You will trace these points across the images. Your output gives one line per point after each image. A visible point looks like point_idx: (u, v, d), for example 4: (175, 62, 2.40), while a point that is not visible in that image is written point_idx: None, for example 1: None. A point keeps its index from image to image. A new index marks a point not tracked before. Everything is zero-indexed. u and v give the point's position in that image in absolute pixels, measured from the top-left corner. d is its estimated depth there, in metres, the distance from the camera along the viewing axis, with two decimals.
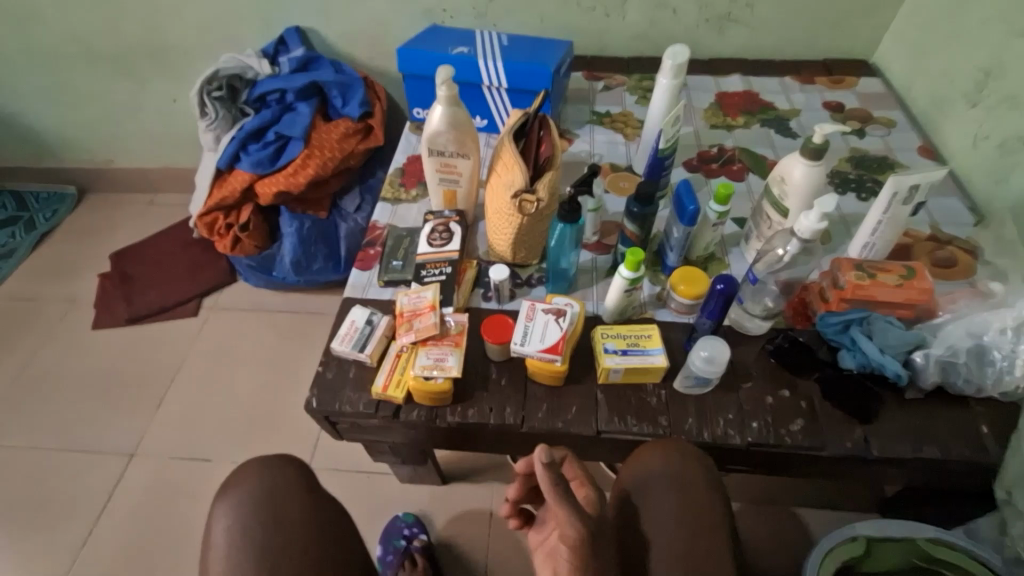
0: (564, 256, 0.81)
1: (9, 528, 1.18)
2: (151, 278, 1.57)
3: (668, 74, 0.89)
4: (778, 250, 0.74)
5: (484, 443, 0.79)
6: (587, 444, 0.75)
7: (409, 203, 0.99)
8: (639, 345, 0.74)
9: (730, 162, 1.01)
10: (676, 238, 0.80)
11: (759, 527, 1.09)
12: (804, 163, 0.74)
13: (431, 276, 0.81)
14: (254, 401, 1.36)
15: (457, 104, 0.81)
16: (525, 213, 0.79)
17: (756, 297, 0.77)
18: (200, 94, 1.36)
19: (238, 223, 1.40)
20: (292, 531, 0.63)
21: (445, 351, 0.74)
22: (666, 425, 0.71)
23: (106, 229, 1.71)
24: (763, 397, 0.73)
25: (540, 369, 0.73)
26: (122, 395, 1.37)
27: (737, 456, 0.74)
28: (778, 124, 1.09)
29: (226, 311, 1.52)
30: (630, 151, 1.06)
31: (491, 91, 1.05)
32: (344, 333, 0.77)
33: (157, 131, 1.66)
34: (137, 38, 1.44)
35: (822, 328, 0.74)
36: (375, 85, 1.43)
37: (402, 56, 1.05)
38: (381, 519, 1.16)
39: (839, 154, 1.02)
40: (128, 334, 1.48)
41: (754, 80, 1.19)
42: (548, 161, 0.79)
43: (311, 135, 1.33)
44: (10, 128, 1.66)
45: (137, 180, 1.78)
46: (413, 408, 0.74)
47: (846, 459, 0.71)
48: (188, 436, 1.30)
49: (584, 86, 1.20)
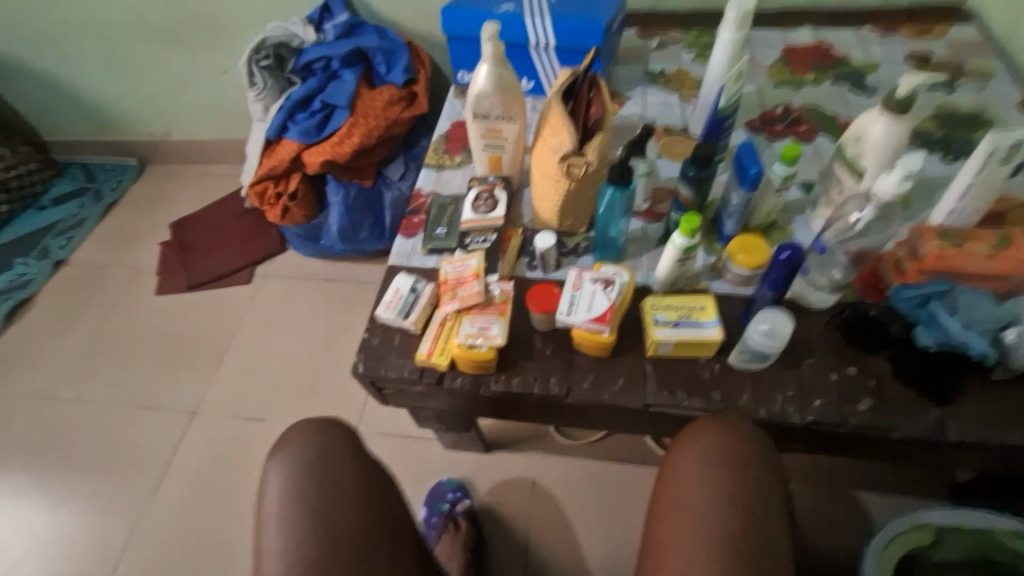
0: (613, 224, 0.78)
1: (87, 476, 1.28)
2: (208, 246, 1.64)
3: (731, 25, 0.81)
4: (851, 216, 0.68)
5: (528, 413, 0.78)
6: (634, 417, 0.73)
7: (454, 169, 0.97)
8: (692, 316, 0.70)
9: (796, 123, 0.94)
10: (735, 204, 0.75)
11: (815, 508, 1.04)
12: (885, 119, 0.68)
13: (475, 243, 0.81)
14: (306, 366, 1.40)
15: (503, 63, 0.78)
16: (573, 177, 0.76)
17: (823, 268, 0.71)
18: (249, 63, 1.37)
19: (287, 193, 1.42)
20: (341, 490, 0.64)
21: (489, 320, 0.73)
22: (720, 400, 0.69)
23: (167, 199, 1.78)
24: (826, 374, 0.69)
25: (586, 339, 0.70)
26: (185, 358, 1.44)
27: (796, 435, 0.70)
28: (852, 80, 0.99)
29: (278, 279, 1.57)
30: (686, 113, 1.00)
31: (538, 50, 1.01)
32: (389, 300, 0.77)
33: (210, 102, 1.70)
34: (188, 9, 1.46)
35: (897, 301, 0.67)
36: (419, 50, 1.41)
37: (447, 17, 1.01)
38: (427, 482, 1.19)
39: (924, 111, 0.92)
40: (187, 300, 1.55)
41: (827, 32, 1.08)
42: (598, 122, 0.75)
43: (356, 103, 1.33)
44: (76, 102, 1.74)
45: (193, 151, 1.84)
46: (457, 375, 0.74)
47: (917, 443, 0.66)
48: (245, 398, 1.37)
49: (637, 44, 1.13)
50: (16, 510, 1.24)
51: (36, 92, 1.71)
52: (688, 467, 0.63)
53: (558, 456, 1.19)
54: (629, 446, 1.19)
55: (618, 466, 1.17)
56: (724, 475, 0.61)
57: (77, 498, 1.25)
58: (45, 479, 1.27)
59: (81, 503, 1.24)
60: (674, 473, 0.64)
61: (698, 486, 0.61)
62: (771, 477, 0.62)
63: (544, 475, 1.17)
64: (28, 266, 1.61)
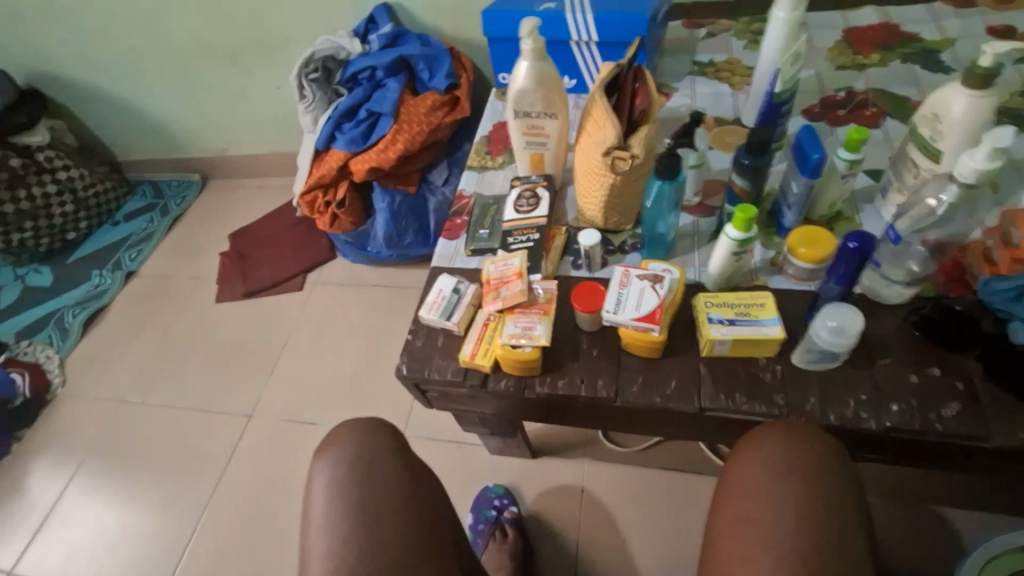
0: (662, 219, 0.74)
1: (154, 475, 1.34)
2: (264, 255, 1.70)
3: (785, 5, 0.76)
4: (930, 200, 0.62)
5: (575, 417, 0.75)
6: (688, 422, 0.69)
7: (496, 170, 0.96)
8: (750, 314, 0.66)
9: (861, 107, 0.87)
10: (795, 194, 0.70)
11: (893, 526, 0.96)
12: (966, 93, 0.62)
13: (518, 243, 0.78)
14: (355, 370, 1.43)
15: (544, 58, 0.76)
16: (618, 172, 0.73)
17: (898, 261, 0.66)
18: (299, 77, 1.42)
19: (335, 201, 1.45)
20: (385, 492, 0.63)
21: (533, 319, 0.71)
22: (783, 404, 0.63)
23: (226, 212, 1.87)
24: (904, 376, 0.62)
25: (635, 339, 0.67)
26: (242, 363, 1.50)
27: (871, 444, 0.64)
28: (924, 59, 0.92)
29: (328, 286, 1.61)
30: (737, 102, 0.95)
31: (580, 46, 0.99)
32: (432, 301, 0.76)
33: (264, 118, 1.77)
34: (243, 29, 1.53)
35: (986, 294, 0.61)
36: (461, 55, 1.42)
37: (487, 18, 1.01)
38: (474, 488, 1.18)
39: (1011, 85, 0.83)
40: (244, 307, 1.61)
41: (894, 9, 1.01)
42: (644, 114, 0.72)
43: (400, 110, 1.35)
44: (145, 124, 1.86)
45: (249, 165, 1.92)
46: (501, 376, 0.72)
47: (1017, 454, 0.59)
48: (298, 402, 1.40)
49: (684, 35, 1.09)
50: (90, 507, 1.31)
51: (110, 116, 1.84)
52: (755, 477, 0.58)
53: (608, 463, 1.15)
54: (683, 453, 1.14)
55: (672, 475, 1.12)
56: (796, 488, 0.56)
57: (144, 497, 1.31)
58: (117, 477, 1.35)
59: (148, 501, 1.31)
60: (738, 482, 0.59)
61: (768, 499, 0.56)
62: (849, 493, 0.56)
63: (593, 482, 1.14)
64: (104, 278, 1.72)
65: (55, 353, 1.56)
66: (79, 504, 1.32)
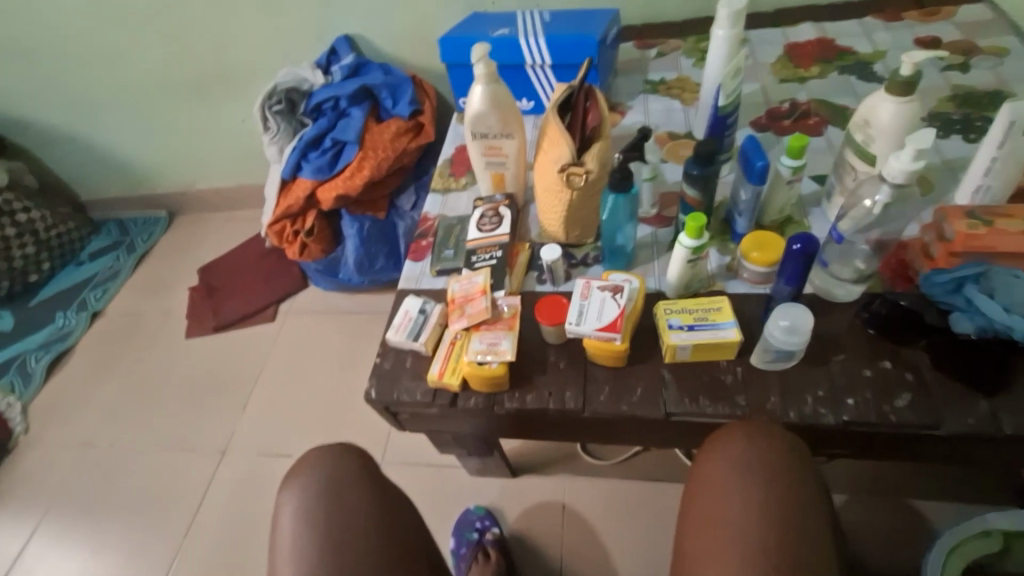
0: (620, 230, 0.76)
1: (122, 521, 1.29)
2: (234, 288, 1.68)
3: (724, 23, 0.80)
4: (866, 202, 0.64)
5: (547, 431, 0.75)
6: (657, 429, 0.70)
7: (459, 191, 0.98)
8: (708, 319, 0.67)
9: (805, 117, 0.91)
10: (745, 201, 0.73)
11: (867, 520, 0.97)
12: (892, 100, 0.66)
13: (482, 261, 0.79)
14: (331, 398, 1.41)
15: (496, 81, 0.79)
16: (575, 187, 0.75)
17: (845, 259, 0.68)
18: (262, 109, 1.43)
19: (304, 229, 1.44)
20: (355, 518, 0.62)
21: (498, 335, 0.72)
22: (746, 405, 0.65)
23: (194, 247, 1.85)
24: (858, 370, 0.64)
25: (599, 349, 0.68)
26: (214, 397, 1.47)
27: (833, 439, 0.65)
28: (859, 70, 0.97)
29: (301, 315, 1.60)
30: (688, 116, 0.99)
31: (535, 69, 1.02)
32: (399, 323, 0.77)
33: (231, 151, 1.77)
34: (206, 63, 1.54)
35: (929, 289, 0.64)
36: (423, 83, 1.45)
37: (444, 46, 1.04)
38: (455, 511, 1.16)
39: (939, 92, 0.89)
40: (215, 342, 1.58)
41: (828, 25, 1.07)
42: (596, 131, 0.74)
43: (365, 137, 1.36)
44: (109, 162, 1.84)
45: (217, 199, 1.91)
46: (470, 394, 0.72)
47: (970, 440, 0.60)
48: (272, 435, 1.37)
49: (636, 56, 1.14)
50: (54, 559, 1.25)
51: (72, 155, 1.82)
52: (722, 478, 0.59)
53: (588, 478, 1.15)
54: (661, 462, 1.14)
55: (653, 485, 1.12)
56: (757, 487, 0.57)
57: (113, 544, 1.26)
58: (83, 526, 1.29)
59: (116, 548, 1.25)
60: (707, 487, 0.60)
61: (730, 500, 0.57)
62: (811, 491, 0.57)
63: (575, 497, 1.13)
64: (67, 319, 1.67)
65: (17, 400, 1.50)
66: (42, 557, 1.26)
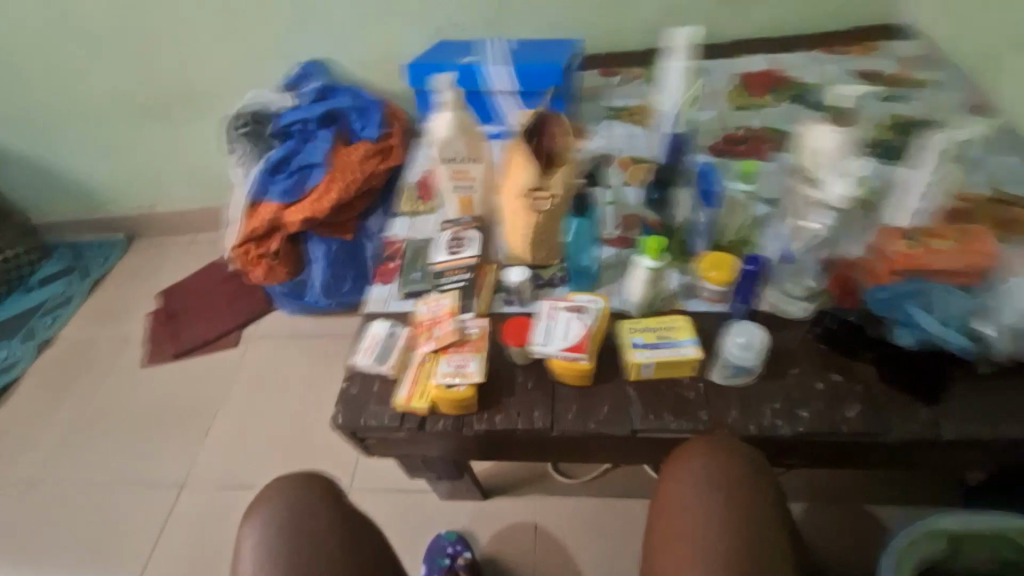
0: (586, 252, 0.82)
1: (70, 562, 1.22)
2: (195, 312, 1.63)
3: (678, 56, 0.85)
4: (815, 226, 0.69)
5: (515, 451, 0.75)
6: (624, 447, 0.71)
7: (428, 214, 0.99)
8: (670, 336, 0.70)
9: (757, 142, 0.96)
10: (703, 223, 0.79)
11: (828, 528, 1.00)
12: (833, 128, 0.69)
13: (449, 283, 0.81)
14: (297, 425, 1.38)
15: (464, 107, 0.82)
16: (541, 210, 0.78)
17: (796, 278, 0.73)
18: (229, 131, 1.41)
19: (270, 252, 1.42)
20: (320, 549, 0.61)
21: (466, 356, 0.72)
22: (708, 420, 0.66)
23: (154, 271, 1.79)
24: (811, 384, 0.67)
25: (565, 369, 0.69)
26: (173, 427, 1.41)
27: (790, 450, 0.67)
28: (806, 98, 1.04)
29: (267, 339, 1.56)
30: (650, 142, 1.03)
31: (502, 95, 1.05)
32: (366, 346, 0.77)
33: (194, 173, 1.73)
34: (170, 85, 1.53)
35: (872, 305, 0.67)
36: (393, 106, 1.45)
37: (412, 71, 1.06)
38: (426, 537, 1.14)
39: (879, 120, 0.95)
40: (174, 369, 1.53)
41: (776, 57, 1.14)
42: (561, 156, 0.78)
43: (333, 160, 1.36)
44: (63, 184, 1.78)
45: (179, 222, 1.86)
46: (438, 417, 0.72)
47: (915, 447, 0.63)
48: (235, 464, 1.33)
49: (598, 83, 1.18)
50: None
51: (24, 177, 1.76)
52: (685, 492, 0.60)
53: (559, 497, 1.15)
54: (631, 479, 1.15)
55: (624, 503, 1.13)
56: (716, 500, 0.59)
57: None
58: (26, 569, 1.21)
59: None
60: (670, 504, 0.61)
61: (690, 515, 0.58)
62: (769, 505, 0.59)
63: (547, 518, 1.13)
64: (14, 348, 1.59)
65: None
66: None
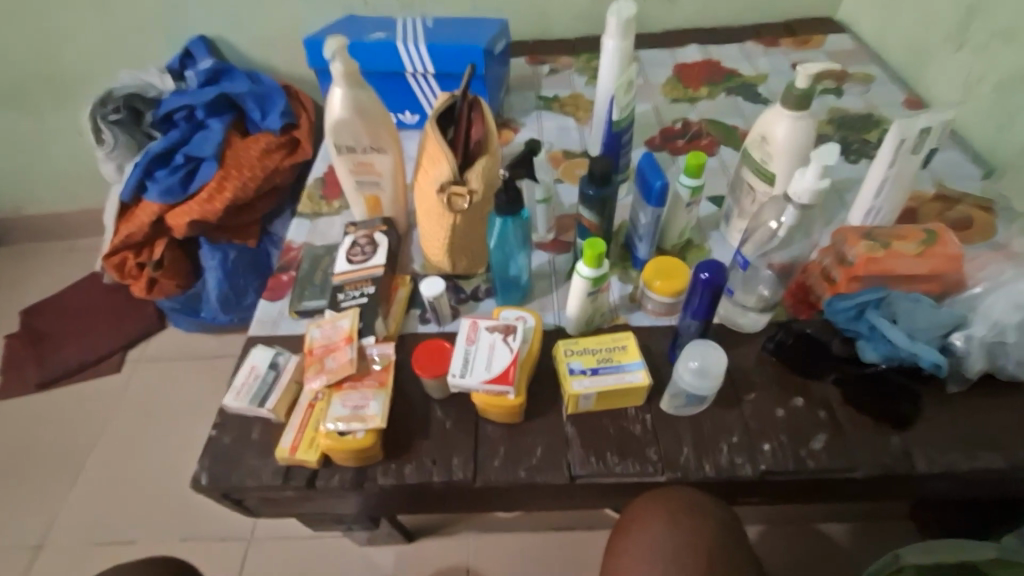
0: (513, 260, 0.66)
1: None
2: (67, 333, 1.38)
3: (614, 34, 0.74)
4: (771, 223, 0.60)
5: (435, 506, 0.62)
6: (561, 495, 0.59)
7: (331, 216, 0.83)
8: (612, 360, 0.59)
9: (697, 137, 0.89)
10: (644, 225, 0.66)
11: (779, 549, 0.97)
12: (788, 116, 0.62)
13: (349, 300, 0.64)
14: (185, 464, 1.18)
15: (360, 84, 0.66)
16: (458, 211, 0.64)
17: (749, 287, 0.63)
18: (94, 119, 1.19)
19: (151, 262, 1.21)
20: None
21: (365, 395, 0.58)
22: (657, 460, 0.56)
23: (17, 285, 1.52)
24: (771, 410, 0.58)
25: (490, 405, 0.57)
26: (32, 477, 1.18)
27: (749, 489, 0.58)
28: (744, 91, 0.97)
29: (154, 363, 1.34)
30: (584, 134, 0.93)
31: (416, 78, 0.92)
32: (241, 384, 0.60)
33: (64, 169, 1.47)
34: (23, 64, 1.27)
35: (832, 315, 0.60)
36: (299, 94, 1.27)
37: (310, 49, 0.92)
38: None
39: (818, 116, 0.90)
40: (37, 402, 1.28)
41: (713, 48, 1.08)
42: (480, 145, 0.65)
43: (225, 153, 1.15)
44: None
45: (52, 226, 1.58)
46: (333, 471, 0.57)
47: (886, 480, 0.56)
48: (109, 516, 1.12)
49: (528, 72, 1.07)
50: None
51: None
52: (641, 570, 0.58)
53: (498, 533, 1.04)
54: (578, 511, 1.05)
55: (571, 534, 1.03)
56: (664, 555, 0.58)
57: None
58: None
59: None
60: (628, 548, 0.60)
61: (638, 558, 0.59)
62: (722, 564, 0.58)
63: (483, 559, 1.01)
64: None
65: None
66: None
